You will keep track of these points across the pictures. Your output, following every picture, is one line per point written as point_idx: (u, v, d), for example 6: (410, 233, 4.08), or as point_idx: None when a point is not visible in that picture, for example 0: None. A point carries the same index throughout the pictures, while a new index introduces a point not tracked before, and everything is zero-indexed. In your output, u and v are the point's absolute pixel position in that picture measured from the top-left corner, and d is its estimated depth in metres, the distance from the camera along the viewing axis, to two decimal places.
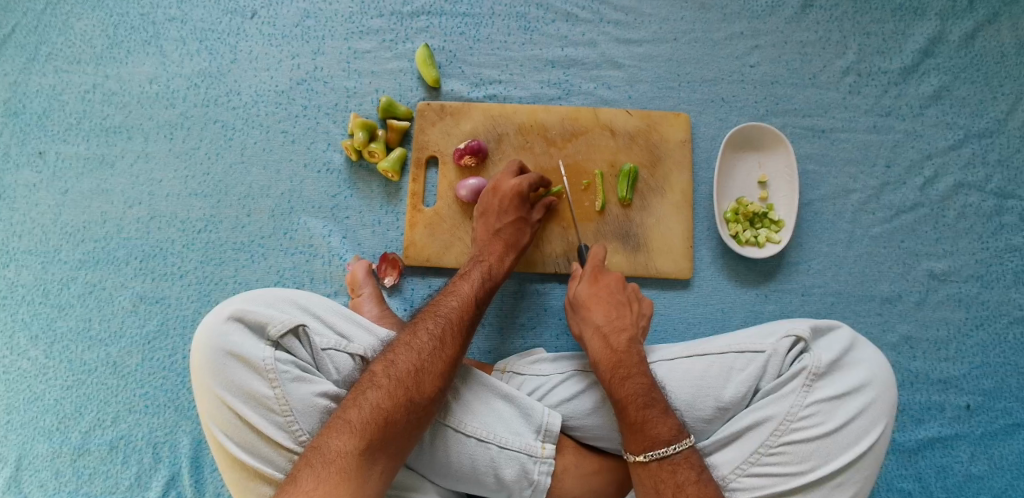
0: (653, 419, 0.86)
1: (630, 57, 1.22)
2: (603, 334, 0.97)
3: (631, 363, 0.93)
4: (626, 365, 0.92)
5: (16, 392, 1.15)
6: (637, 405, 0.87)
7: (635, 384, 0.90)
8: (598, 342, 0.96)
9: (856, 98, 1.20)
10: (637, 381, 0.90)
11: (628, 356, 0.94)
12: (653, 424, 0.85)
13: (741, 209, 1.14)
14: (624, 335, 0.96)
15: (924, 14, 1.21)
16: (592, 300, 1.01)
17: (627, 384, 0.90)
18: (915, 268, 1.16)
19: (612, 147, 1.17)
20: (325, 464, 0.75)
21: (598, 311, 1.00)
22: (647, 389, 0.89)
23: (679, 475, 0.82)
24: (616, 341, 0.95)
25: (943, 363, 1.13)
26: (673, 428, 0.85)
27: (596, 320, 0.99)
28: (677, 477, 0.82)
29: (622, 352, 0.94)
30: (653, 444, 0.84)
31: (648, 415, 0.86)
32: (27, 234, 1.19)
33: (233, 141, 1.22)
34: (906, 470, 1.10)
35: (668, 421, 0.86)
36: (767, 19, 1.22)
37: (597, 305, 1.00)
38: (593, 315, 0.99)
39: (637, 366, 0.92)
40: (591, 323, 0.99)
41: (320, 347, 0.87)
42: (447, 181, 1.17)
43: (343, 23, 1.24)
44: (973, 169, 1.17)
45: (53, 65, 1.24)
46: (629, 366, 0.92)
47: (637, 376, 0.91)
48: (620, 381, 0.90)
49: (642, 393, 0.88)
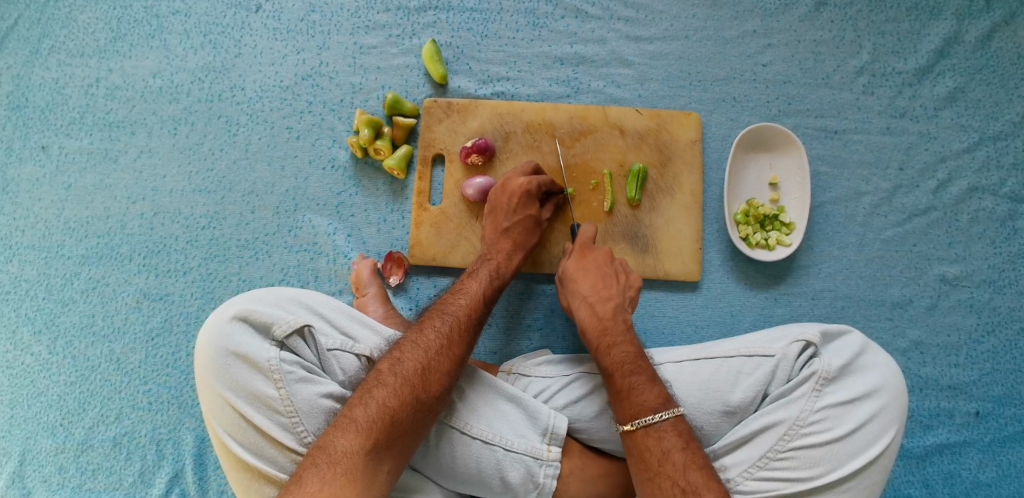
0: (639, 387, 0.86)
1: (640, 55, 1.20)
2: (590, 303, 0.97)
3: (616, 330, 0.94)
4: (611, 332, 0.93)
5: (19, 387, 1.14)
6: (622, 372, 0.88)
7: (621, 350, 0.91)
8: (585, 310, 0.97)
9: (869, 99, 1.18)
10: (623, 348, 0.91)
11: (614, 323, 0.95)
12: (639, 391, 0.85)
13: (752, 211, 1.12)
14: (610, 303, 0.97)
15: (940, 14, 1.19)
16: (580, 273, 1.00)
17: (614, 351, 0.91)
18: (926, 272, 1.14)
19: (622, 146, 1.15)
20: (331, 465, 0.74)
21: (586, 282, 0.99)
22: (633, 357, 0.90)
23: (664, 442, 0.81)
24: (603, 308, 0.96)
25: (953, 369, 1.12)
26: (660, 396, 0.85)
27: (583, 291, 0.99)
28: (663, 443, 0.81)
29: (608, 320, 0.95)
30: (639, 411, 0.84)
31: (634, 382, 0.86)
32: (30, 228, 1.19)
33: (237, 136, 1.20)
34: (914, 477, 1.09)
35: (654, 390, 0.86)
36: (780, 17, 1.20)
37: (584, 277, 1.00)
38: (580, 286, 0.99)
39: (623, 334, 0.93)
40: (577, 294, 0.99)
41: (325, 347, 0.86)
42: (453, 179, 1.15)
43: (349, 17, 1.22)
44: (988, 172, 1.16)
45: (56, 58, 1.23)
46: (615, 334, 0.94)
47: (623, 344, 0.92)
48: (606, 349, 0.92)
49: (628, 360, 0.89)
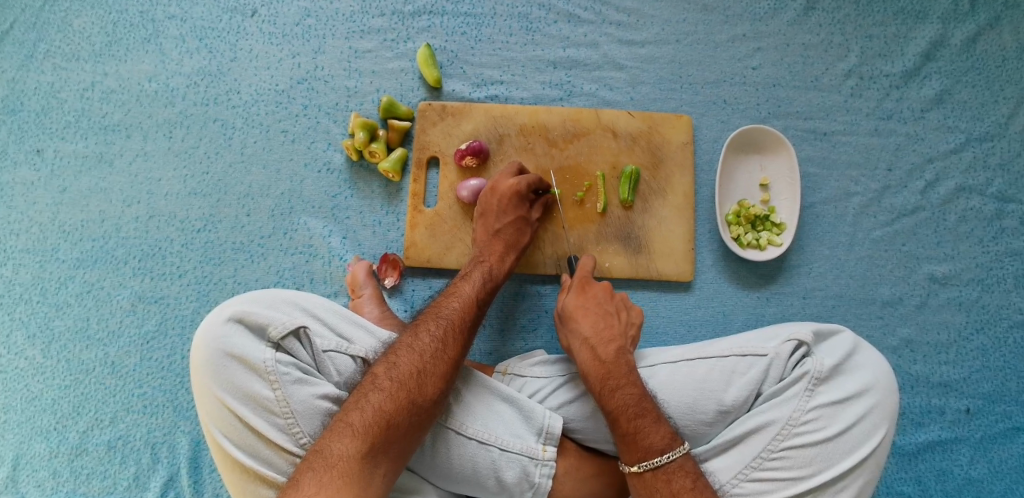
0: (645, 429, 0.86)
1: (632, 59, 1.22)
2: (591, 346, 0.96)
3: (620, 374, 0.92)
4: (615, 376, 0.92)
5: (13, 391, 1.14)
6: (628, 416, 0.87)
7: (625, 394, 0.89)
8: (587, 353, 0.95)
9: (857, 101, 1.20)
10: (627, 392, 0.89)
11: (616, 367, 0.93)
12: (646, 434, 0.85)
13: (743, 212, 1.13)
14: (612, 345, 0.96)
15: (926, 18, 1.21)
16: (580, 312, 1.00)
17: (617, 395, 0.89)
18: (915, 271, 1.16)
19: (614, 149, 1.16)
20: (327, 468, 0.74)
21: (586, 322, 0.99)
22: (637, 400, 0.89)
23: (674, 484, 0.82)
24: (604, 351, 0.95)
25: (943, 366, 1.13)
26: (667, 436, 0.85)
27: (584, 332, 0.98)
28: (673, 485, 0.82)
29: (610, 363, 0.93)
30: (646, 454, 0.84)
31: (640, 426, 0.86)
32: (25, 232, 1.19)
33: (233, 140, 1.21)
34: (906, 474, 1.10)
35: (660, 430, 0.86)
36: (769, 21, 1.22)
37: (584, 316, 1.00)
38: (581, 326, 0.99)
39: (627, 377, 0.91)
40: (579, 335, 0.98)
41: (321, 349, 0.87)
42: (448, 181, 1.16)
43: (344, 22, 1.23)
44: (975, 173, 1.17)
45: (51, 62, 1.23)
46: (618, 377, 0.92)
47: (626, 387, 0.90)
48: (609, 393, 0.90)
49: (632, 403, 0.88)
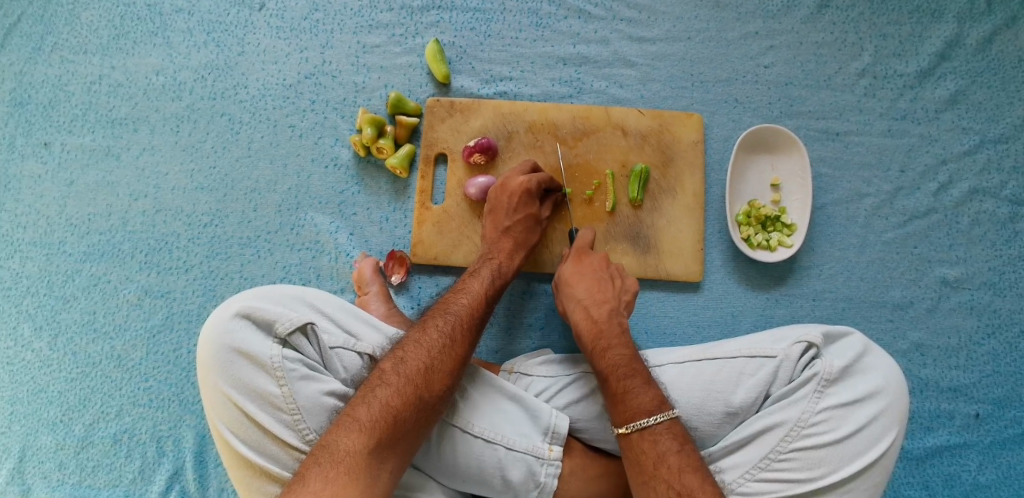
0: (634, 390, 0.86)
1: (642, 56, 1.20)
2: (585, 307, 0.97)
3: (612, 334, 0.94)
4: (607, 335, 0.93)
5: (20, 384, 1.14)
6: (618, 375, 0.88)
7: (615, 354, 0.91)
8: (581, 314, 0.97)
9: (871, 101, 1.19)
10: (618, 352, 0.91)
11: (609, 327, 0.94)
12: (635, 394, 0.85)
13: (753, 212, 1.13)
14: (605, 307, 0.97)
15: (941, 17, 1.19)
16: (576, 278, 1.00)
17: (609, 355, 0.91)
18: (927, 274, 1.14)
19: (624, 147, 1.15)
20: (334, 463, 0.74)
21: (581, 286, 0.99)
22: (628, 360, 0.90)
23: (660, 445, 0.81)
24: (597, 312, 0.96)
25: (953, 371, 1.12)
26: (655, 398, 0.85)
27: (578, 294, 0.99)
28: (659, 447, 0.81)
29: (603, 322, 0.95)
30: (635, 414, 0.84)
31: (630, 385, 0.86)
32: (32, 225, 1.18)
33: (240, 134, 1.20)
34: (914, 478, 1.09)
35: (650, 392, 0.85)
36: (782, 19, 1.21)
37: (579, 280, 1.00)
38: (575, 290, 0.99)
39: (619, 338, 0.93)
40: (574, 298, 0.99)
41: (327, 345, 0.86)
42: (456, 178, 1.15)
43: (352, 16, 1.22)
44: (989, 175, 1.16)
45: (59, 55, 1.23)
46: (610, 337, 0.93)
47: (618, 348, 0.92)
48: (602, 352, 0.92)
49: (624, 364, 0.89)
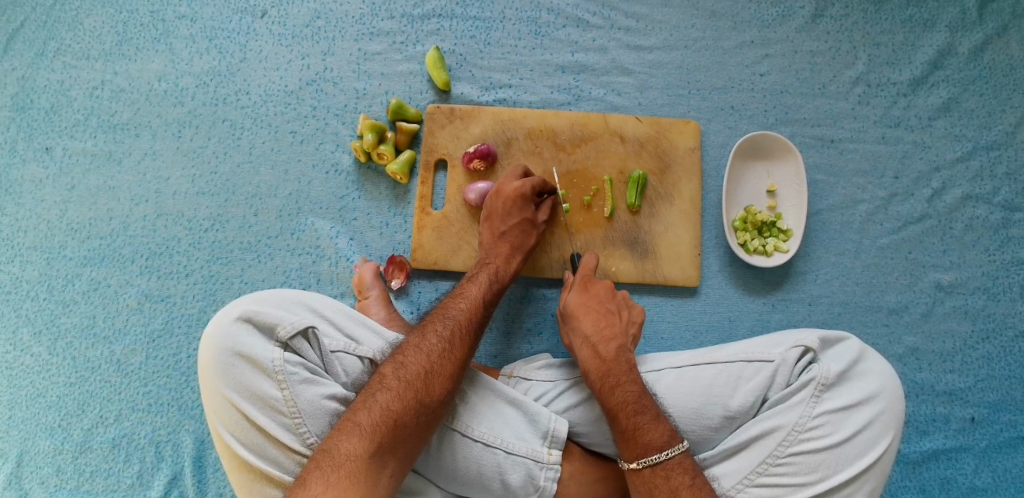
0: (644, 427, 0.86)
1: (640, 64, 1.22)
2: (592, 344, 0.96)
3: (620, 371, 0.93)
4: (615, 373, 0.92)
5: (18, 388, 1.14)
6: (628, 413, 0.88)
7: (624, 391, 0.90)
8: (588, 351, 0.96)
9: (865, 109, 1.20)
10: (628, 389, 0.90)
11: (617, 364, 0.93)
12: (644, 431, 0.86)
13: (750, 217, 1.14)
14: (613, 343, 0.96)
15: (934, 26, 1.21)
16: (581, 310, 1.01)
17: (617, 392, 0.90)
18: (921, 279, 1.16)
19: (621, 153, 1.17)
20: (334, 467, 0.74)
21: (587, 320, 1.00)
22: (637, 397, 0.89)
23: (672, 480, 0.82)
24: (604, 349, 0.95)
25: (948, 375, 1.13)
26: (666, 433, 0.86)
27: (585, 329, 0.99)
28: (671, 482, 0.82)
29: (611, 361, 0.94)
30: (645, 451, 0.85)
31: (639, 422, 0.87)
32: (32, 230, 1.19)
33: (241, 140, 1.21)
34: (911, 482, 1.10)
35: (659, 427, 0.86)
36: (777, 28, 1.22)
37: (585, 314, 1.00)
38: (582, 324, 0.99)
39: (627, 375, 0.92)
40: (580, 333, 0.99)
41: (329, 349, 0.87)
42: (456, 184, 1.16)
43: (354, 24, 1.23)
44: (982, 181, 1.18)
45: (61, 60, 1.24)
46: (619, 374, 0.92)
47: (626, 384, 0.91)
48: (610, 389, 0.90)
49: (633, 400, 0.89)
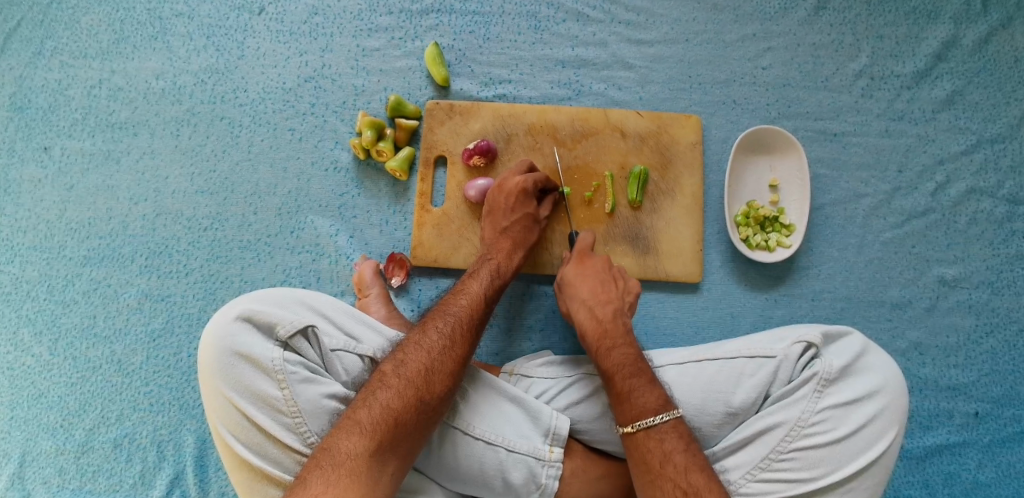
0: (639, 389, 0.86)
1: (641, 58, 1.21)
2: (589, 306, 0.97)
3: (616, 334, 0.94)
4: (611, 335, 0.94)
5: (20, 388, 1.14)
6: (623, 374, 0.89)
7: (620, 353, 0.91)
8: (585, 314, 0.97)
9: (868, 102, 1.19)
10: (623, 351, 0.92)
11: (614, 326, 0.95)
12: (639, 394, 0.86)
13: (752, 213, 1.13)
14: (609, 307, 0.97)
15: (938, 18, 1.20)
16: (579, 279, 1.00)
17: (613, 353, 0.91)
18: (925, 274, 1.15)
19: (623, 149, 1.16)
20: (335, 466, 0.74)
21: (584, 286, 0.99)
22: (633, 359, 0.90)
23: (666, 443, 0.82)
24: (602, 311, 0.96)
25: (952, 370, 1.13)
26: (661, 398, 0.85)
27: (582, 295, 0.99)
28: (665, 445, 0.82)
29: (607, 322, 0.95)
30: (640, 414, 0.84)
31: (634, 385, 0.87)
32: (32, 229, 1.19)
33: (240, 138, 1.21)
34: (914, 477, 1.09)
35: (654, 391, 0.86)
36: (780, 21, 1.21)
37: (583, 282, 1.00)
38: (579, 290, 0.99)
39: (623, 337, 0.93)
40: (576, 298, 0.99)
41: (329, 347, 0.86)
42: (456, 181, 1.16)
43: (352, 20, 1.22)
44: (986, 175, 1.16)
45: (59, 59, 1.23)
46: (615, 337, 0.94)
47: (622, 347, 0.92)
48: (606, 351, 0.92)
49: (628, 363, 0.90)
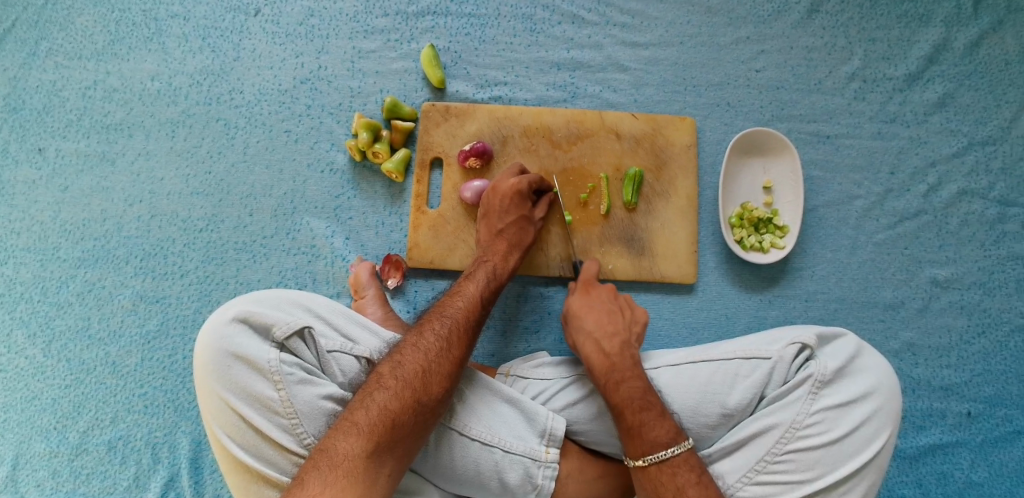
0: (650, 423, 0.86)
1: (636, 61, 1.22)
2: (595, 339, 0.96)
3: (623, 367, 0.93)
4: (619, 368, 0.92)
5: (13, 391, 1.14)
6: (633, 409, 0.88)
7: (629, 387, 0.90)
8: (591, 346, 0.96)
9: (861, 104, 1.20)
10: (632, 385, 0.90)
11: (621, 360, 0.94)
12: (650, 428, 0.85)
13: (746, 214, 1.14)
14: (616, 339, 0.96)
15: (929, 21, 1.21)
16: (585, 310, 1.01)
17: (621, 388, 0.90)
18: (918, 275, 1.16)
19: (618, 150, 1.17)
20: (332, 468, 0.74)
21: (590, 318, 1.00)
22: (642, 393, 0.89)
23: (679, 477, 0.83)
24: (609, 345, 0.95)
25: (944, 370, 1.14)
26: (671, 430, 0.85)
27: (588, 326, 0.98)
28: (678, 479, 0.82)
29: (614, 356, 0.94)
30: (651, 448, 0.84)
31: (645, 419, 0.86)
32: (26, 231, 1.18)
33: (236, 139, 1.21)
34: (907, 477, 1.10)
35: (665, 424, 0.86)
36: (773, 24, 1.22)
37: (588, 313, 1.00)
38: (585, 322, 0.99)
39: (631, 370, 0.92)
40: (583, 330, 0.99)
41: (325, 349, 0.86)
42: (451, 183, 1.16)
43: (348, 22, 1.23)
44: (977, 177, 1.18)
45: (53, 60, 1.23)
46: (623, 370, 0.92)
47: (631, 380, 0.91)
48: (614, 386, 0.91)
49: (637, 397, 0.89)
